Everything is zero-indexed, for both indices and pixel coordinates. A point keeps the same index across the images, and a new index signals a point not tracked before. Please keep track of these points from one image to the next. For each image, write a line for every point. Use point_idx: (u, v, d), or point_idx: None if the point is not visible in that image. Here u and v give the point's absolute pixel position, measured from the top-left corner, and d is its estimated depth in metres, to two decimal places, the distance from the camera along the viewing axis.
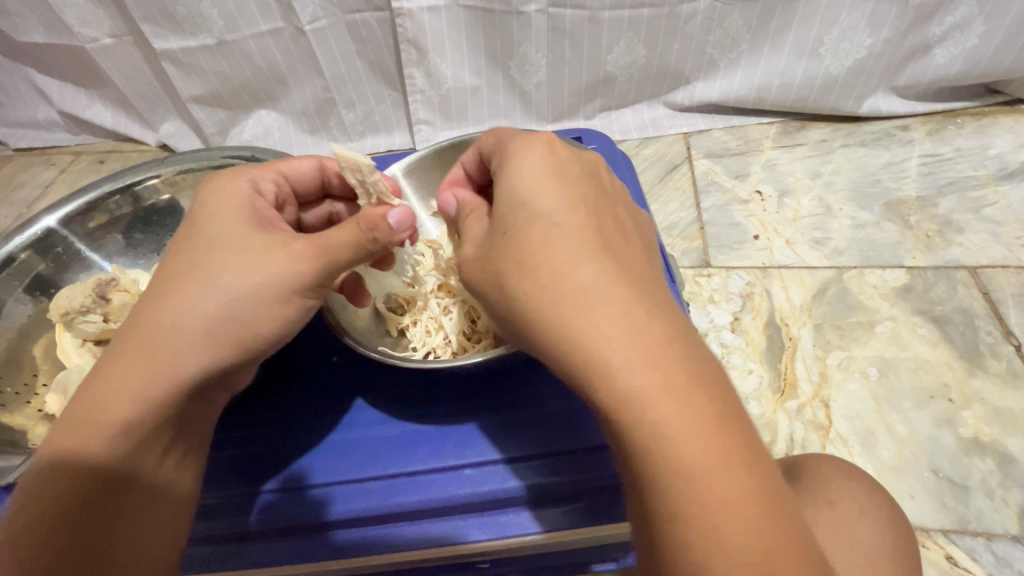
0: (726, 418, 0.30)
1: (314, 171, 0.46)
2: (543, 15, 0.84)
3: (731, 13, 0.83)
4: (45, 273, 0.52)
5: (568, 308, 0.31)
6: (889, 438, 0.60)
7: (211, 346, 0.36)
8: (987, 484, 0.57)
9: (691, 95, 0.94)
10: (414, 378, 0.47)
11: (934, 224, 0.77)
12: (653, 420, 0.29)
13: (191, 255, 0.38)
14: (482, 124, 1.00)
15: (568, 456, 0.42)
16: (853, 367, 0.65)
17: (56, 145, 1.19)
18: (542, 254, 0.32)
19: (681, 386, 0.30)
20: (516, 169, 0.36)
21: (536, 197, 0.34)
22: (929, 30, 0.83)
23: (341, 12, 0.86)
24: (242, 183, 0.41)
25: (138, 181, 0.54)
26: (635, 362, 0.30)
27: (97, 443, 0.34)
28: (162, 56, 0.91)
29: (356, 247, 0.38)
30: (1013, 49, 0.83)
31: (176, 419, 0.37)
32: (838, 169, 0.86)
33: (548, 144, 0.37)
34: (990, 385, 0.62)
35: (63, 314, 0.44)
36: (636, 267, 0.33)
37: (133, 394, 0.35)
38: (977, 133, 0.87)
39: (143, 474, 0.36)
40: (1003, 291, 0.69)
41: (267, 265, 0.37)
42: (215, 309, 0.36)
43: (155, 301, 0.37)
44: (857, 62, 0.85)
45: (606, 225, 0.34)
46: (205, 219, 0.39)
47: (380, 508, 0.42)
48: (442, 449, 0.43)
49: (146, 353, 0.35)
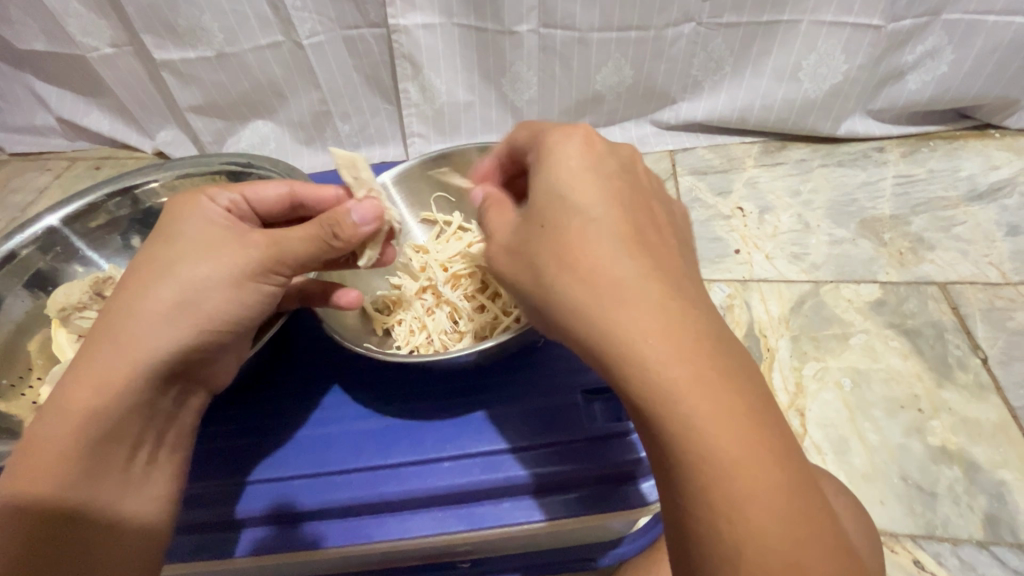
0: (757, 407, 0.29)
1: (280, 195, 0.44)
2: (534, 35, 0.87)
3: (714, 38, 0.87)
4: (45, 270, 0.53)
5: (604, 301, 0.30)
6: (860, 445, 0.62)
7: (174, 331, 0.37)
8: (954, 491, 0.59)
9: (676, 114, 0.97)
10: (395, 376, 0.48)
11: (906, 241, 0.80)
12: (686, 411, 0.28)
13: (155, 252, 0.39)
14: (475, 137, 1.02)
15: (548, 448, 0.44)
16: (828, 377, 0.67)
17: (52, 151, 1.20)
18: (579, 246, 0.32)
19: (711, 377, 0.29)
20: (549, 164, 0.35)
21: (573, 192, 0.33)
22: (901, 57, 0.87)
23: (339, 28, 0.90)
24: (199, 199, 0.41)
25: (138, 184, 0.56)
26: (670, 354, 0.29)
27: (68, 435, 0.35)
28: (162, 66, 0.94)
29: (318, 243, 0.39)
30: (980, 77, 0.87)
31: (144, 409, 0.38)
32: (817, 188, 0.89)
33: (587, 136, 0.36)
34: (958, 396, 0.65)
35: (60, 310, 0.45)
36: (671, 263, 0.32)
37: (101, 385, 0.36)
38: (949, 155, 0.91)
39: (114, 462, 0.37)
40: (972, 306, 0.72)
41: (225, 255, 0.38)
42: (176, 296, 0.37)
43: (121, 296, 0.38)
44: (834, 86, 0.89)
45: (642, 220, 0.33)
46: (171, 221, 0.40)
47: (361, 497, 0.43)
48: (422, 442, 0.45)
49: (111, 345, 0.37)
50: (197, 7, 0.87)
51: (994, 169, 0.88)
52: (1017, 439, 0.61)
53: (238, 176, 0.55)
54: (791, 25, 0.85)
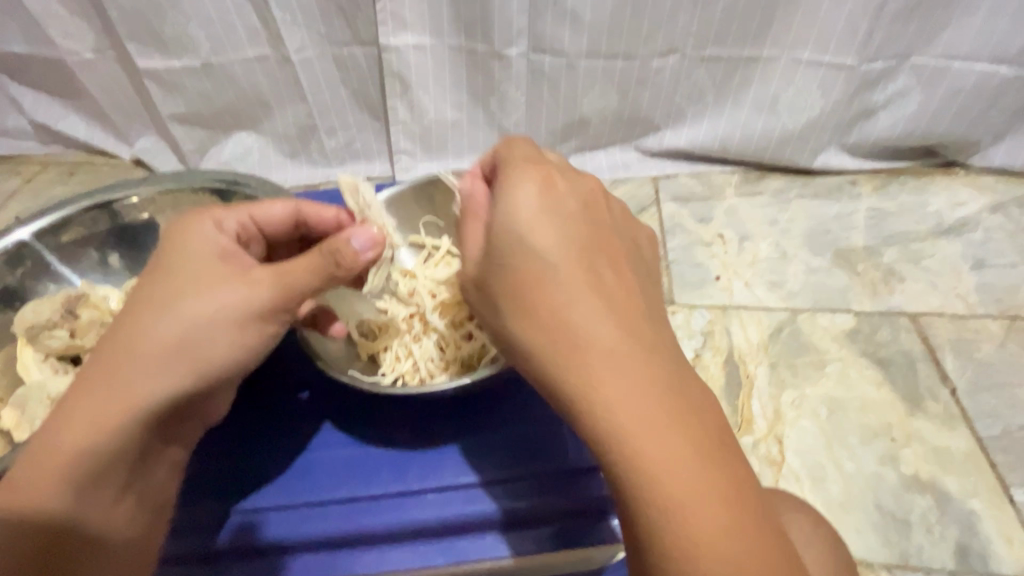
0: (712, 446, 0.30)
1: (287, 215, 0.44)
2: (523, 59, 0.89)
3: (697, 69, 0.90)
4: (13, 285, 0.51)
5: (558, 344, 0.31)
6: (837, 473, 0.63)
7: (173, 372, 0.36)
8: (927, 520, 0.60)
9: (660, 141, 0.99)
10: (379, 403, 0.47)
11: (879, 272, 0.82)
12: (636, 452, 0.29)
13: (154, 284, 0.37)
14: (461, 157, 1.02)
15: (534, 480, 0.44)
16: (805, 405, 0.68)
17: (22, 154, 1.16)
18: (533, 286, 0.32)
19: (662, 423, 0.29)
20: (507, 200, 0.34)
21: (529, 231, 0.33)
22: (874, 95, 0.91)
23: (329, 44, 0.91)
24: (203, 223, 0.40)
25: (117, 199, 0.54)
26: (619, 396, 0.30)
27: (54, 473, 0.33)
28: (145, 74, 0.93)
29: (322, 274, 0.38)
30: (946, 117, 0.91)
31: (139, 449, 0.36)
32: (794, 217, 0.92)
33: (541, 171, 0.35)
34: (929, 425, 0.66)
35: (28, 328, 0.43)
36: (625, 299, 0.32)
37: (94, 425, 0.34)
38: (917, 191, 0.95)
39: (107, 501, 0.35)
40: (940, 337, 0.74)
41: (228, 292, 0.37)
42: (175, 337, 0.36)
43: (119, 330, 0.36)
44: (811, 118, 0.92)
45: (598, 254, 0.33)
46: (170, 249, 0.39)
47: (341, 531, 0.42)
48: (405, 474, 0.44)
49: (106, 382, 0.35)
50: (184, 16, 0.87)
51: (959, 206, 0.92)
52: (984, 468, 0.63)
53: (222, 194, 0.54)
54: (770, 60, 0.88)
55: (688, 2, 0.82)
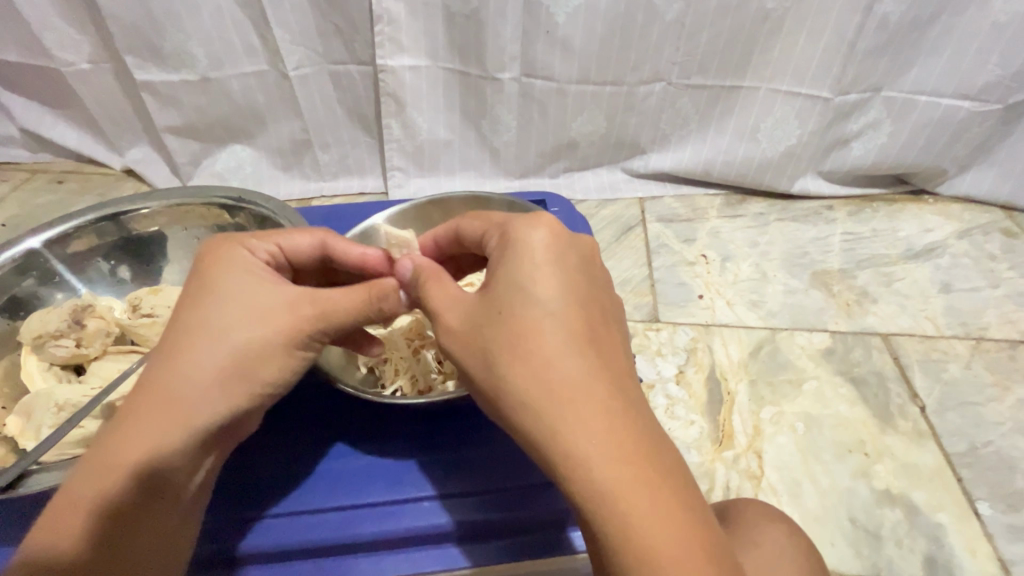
0: (694, 504, 0.31)
1: (314, 246, 0.44)
2: (515, 82, 0.92)
3: (682, 97, 0.94)
4: (21, 294, 0.52)
5: (554, 401, 0.32)
6: (813, 488, 0.65)
7: (223, 396, 0.38)
8: (897, 533, 0.62)
9: (646, 164, 1.03)
10: (378, 415, 0.49)
11: (853, 294, 0.86)
12: (625, 515, 0.30)
13: (198, 313, 0.39)
14: (453, 174, 1.05)
15: (529, 489, 0.45)
16: (783, 422, 0.71)
17: (10, 161, 1.16)
18: (532, 342, 0.33)
19: (650, 475, 0.30)
20: (514, 255, 0.36)
21: (533, 284, 0.35)
22: (847, 126, 0.96)
23: (326, 63, 0.93)
24: (242, 254, 0.41)
25: (128, 211, 0.55)
26: (610, 458, 0.30)
27: (107, 489, 0.35)
28: (142, 86, 0.94)
29: (361, 311, 0.41)
30: (915, 148, 0.96)
31: (189, 467, 0.38)
32: (773, 240, 0.95)
33: (551, 228, 0.37)
34: (900, 442, 0.69)
35: (34, 337, 0.44)
36: (618, 360, 0.34)
37: (150, 446, 0.36)
38: (889, 217, 0.99)
39: (157, 513, 0.37)
40: (910, 357, 0.78)
41: (275, 322, 0.39)
42: (225, 364, 0.38)
43: (168, 354, 0.38)
44: (788, 147, 0.97)
45: (594, 315, 0.35)
46: (212, 279, 0.40)
47: (338, 538, 0.43)
48: (405, 482, 0.45)
49: (166, 403, 0.37)
50: (184, 33, 0.88)
51: (928, 232, 0.96)
52: (951, 484, 0.66)
53: (231, 210, 0.55)
54: (751, 91, 0.93)
55: (673, 35, 0.87)
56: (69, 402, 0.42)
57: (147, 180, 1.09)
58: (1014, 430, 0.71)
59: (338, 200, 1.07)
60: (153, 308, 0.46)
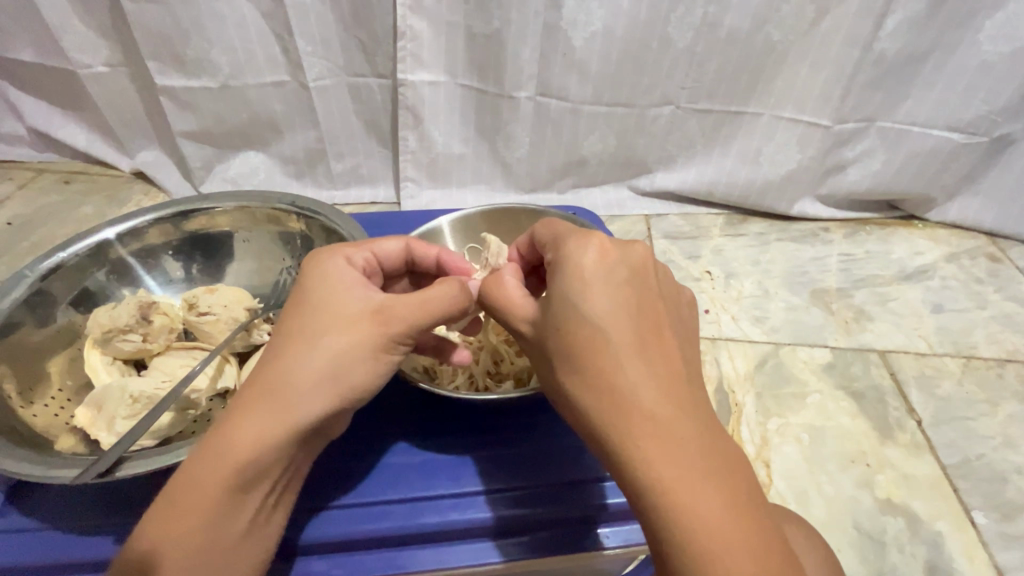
0: (754, 515, 0.31)
1: (399, 250, 0.49)
2: (531, 101, 0.95)
3: (689, 121, 0.99)
4: (92, 284, 0.56)
5: (607, 413, 0.33)
6: (819, 496, 0.68)
7: (318, 396, 0.39)
8: (899, 540, 0.65)
9: (652, 182, 1.06)
10: (435, 413, 0.52)
11: (850, 312, 0.90)
12: (686, 519, 0.31)
13: (301, 315, 0.41)
14: (465, 187, 1.07)
15: (574, 484, 0.47)
16: (789, 433, 0.74)
17: (15, 160, 1.15)
18: (586, 354, 0.34)
19: (704, 485, 0.31)
20: (566, 272, 0.37)
21: (586, 301, 0.35)
22: (844, 153, 1.01)
23: (346, 75, 0.95)
24: (341, 262, 0.43)
25: (194, 210, 0.59)
26: (666, 463, 0.31)
27: (216, 484, 0.36)
28: (162, 91, 0.95)
29: (449, 306, 0.43)
30: (906, 176, 1.02)
31: (285, 464, 0.39)
32: (774, 259, 1.00)
33: (600, 245, 0.37)
34: (899, 453, 0.72)
35: (104, 331, 0.47)
36: (672, 370, 0.34)
37: (256, 438, 0.37)
38: (882, 240, 1.04)
39: (244, 514, 0.38)
40: (906, 373, 0.82)
41: (365, 323, 0.41)
42: (323, 364, 0.39)
43: (270, 356, 0.40)
44: (789, 171, 1.01)
45: (646, 325, 0.35)
46: (313, 286, 0.42)
47: (401, 528, 0.45)
48: (461, 476, 0.48)
49: (261, 402, 0.38)
50: (208, 41, 0.90)
51: (918, 255, 1.02)
52: (948, 494, 0.69)
53: (293, 215, 0.59)
54: (754, 116, 0.98)
55: (684, 62, 0.91)
56: (145, 394, 0.44)
57: (158, 183, 1.10)
58: (1003, 444, 0.75)
59: (350, 209, 1.09)
60: (212, 305, 0.50)
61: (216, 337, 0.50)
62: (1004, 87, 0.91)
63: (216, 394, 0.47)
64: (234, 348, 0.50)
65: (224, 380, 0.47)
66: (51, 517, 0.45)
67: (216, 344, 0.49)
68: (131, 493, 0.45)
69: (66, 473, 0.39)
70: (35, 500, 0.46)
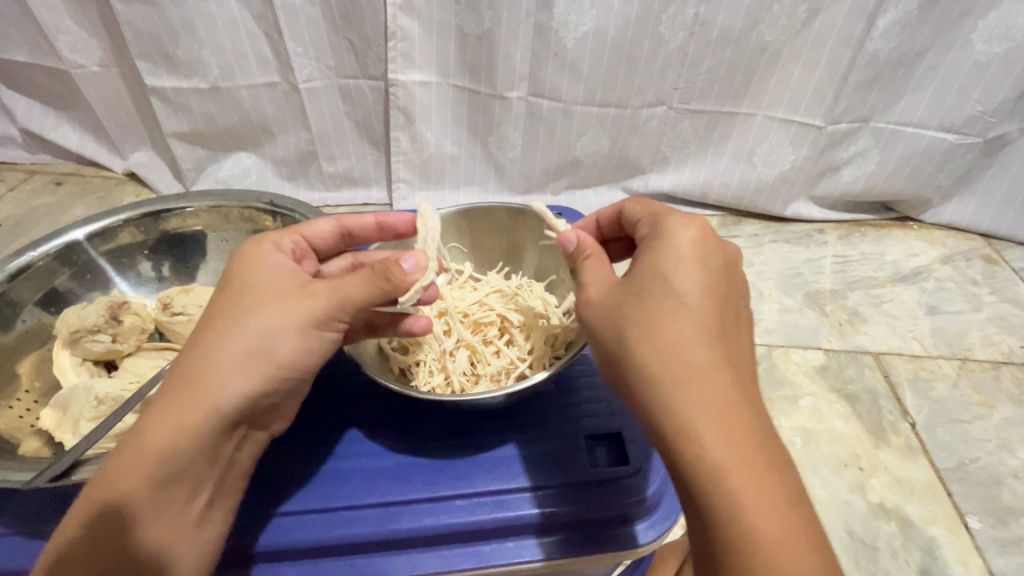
0: (791, 506, 0.33)
1: (330, 228, 0.51)
2: (523, 102, 0.95)
3: (682, 121, 0.98)
4: (61, 285, 0.55)
5: (676, 378, 0.35)
6: (810, 500, 0.67)
7: (240, 377, 0.39)
8: (892, 545, 0.64)
9: (646, 184, 1.06)
10: (412, 414, 0.51)
11: (844, 313, 0.89)
12: (733, 490, 0.33)
13: (225, 301, 0.41)
14: (458, 188, 1.07)
15: (553, 488, 0.46)
16: (780, 436, 0.73)
17: (8, 162, 1.15)
18: (665, 323, 0.36)
19: (751, 463, 0.33)
20: (666, 245, 0.39)
21: (678, 272, 0.38)
22: (838, 153, 1.00)
23: (337, 76, 0.95)
24: (267, 248, 0.44)
25: (168, 209, 0.58)
26: (722, 438, 0.33)
27: (140, 476, 0.37)
28: (152, 92, 0.94)
29: (369, 287, 0.41)
30: (901, 177, 1.01)
31: (212, 451, 0.39)
32: (768, 260, 0.99)
33: (702, 227, 0.40)
34: (893, 457, 0.72)
35: (72, 331, 0.46)
36: (743, 355, 0.37)
37: (175, 427, 0.38)
38: (877, 241, 1.04)
39: (177, 504, 0.38)
40: (900, 375, 0.81)
41: (286, 304, 0.41)
42: (246, 345, 0.39)
43: (193, 344, 0.40)
44: (783, 172, 1.01)
45: (727, 310, 0.38)
46: (239, 273, 0.43)
47: (375, 534, 0.45)
48: (437, 480, 0.47)
49: (186, 389, 0.38)
50: (199, 41, 0.89)
51: (914, 256, 1.01)
52: (942, 498, 0.68)
53: (267, 215, 0.59)
54: (748, 117, 0.97)
55: (676, 62, 0.90)
56: (110, 396, 0.44)
57: (149, 184, 1.09)
58: (999, 447, 0.74)
59: (342, 210, 1.08)
60: (185, 306, 0.49)
61: (188, 338, 0.50)
62: (999, 86, 0.90)
63: None
64: None
65: None
66: (27, 522, 0.44)
67: None
68: None
69: (22, 477, 0.39)
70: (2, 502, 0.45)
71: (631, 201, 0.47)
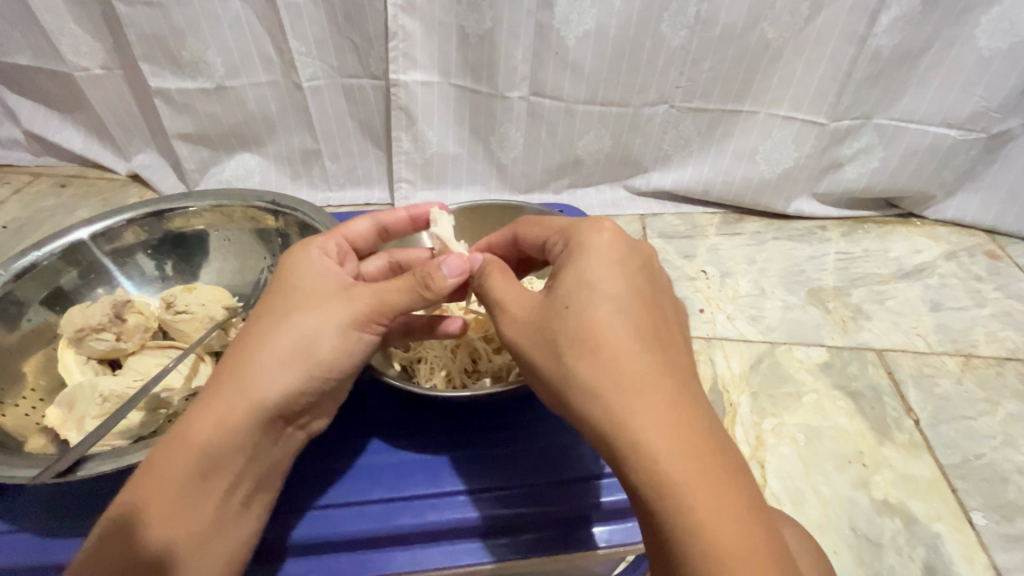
0: (746, 513, 0.32)
1: (369, 228, 0.52)
2: (524, 101, 0.95)
3: (684, 119, 0.98)
4: (65, 285, 0.56)
5: (620, 391, 0.34)
6: (815, 497, 0.67)
7: (282, 374, 0.40)
8: (897, 542, 0.64)
9: (648, 182, 1.06)
10: (415, 410, 0.51)
11: (848, 310, 0.89)
12: (687, 501, 0.31)
13: (272, 301, 0.42)
14: (460, 188, 1.07)
15: (556, 483, 0.46)
16: (784, 433, 0.73)
17: (13, 164, 1.16)
18: (601, 335, 0.36)
19: (704, 469, 0.32)
20: (584, 254, 0.40)
21: (600, 281, 0.38)
22: (841, 150, 1.00)
23: (340, 76, 0.95)
24: (315, 252, 0.45)
25: (172, 208, 0.59)
26: (671, 446, 0.32)
27: (180, 467, 0.37)
28: (156, 93, 0.95)
29: (414, 290, 0.42)
30: (904, 174, 1.00)
31: (250, 449, 0.39)
32: (770, 258, 0.99)
33: (615, 232, 0.41)
34: (897, 453, 0.71)
35: (77, 330, 0.47)
36: (680, 359, 0.36)
37: (217, 420, 0.38)
38: (880, 238, 1.03)
39: (214, 499, 0.38)
40: (904, 372, 0.80)
41: (329, 304, 0.42)
42: (290, 343, 0.40)
43: (239, 341, 0.41)
44: (786, 170, 1.00)
45: (655, 314, 0.38)
46: (285, 274, 0.44)
47: (378, 529, 0.45)
48: (440, 476, 0.47)
49: (229, 383, 0.39)
50: (202, 42, 0.90)
51: (918, 253, 1.00)
52: (947, 495, 0.68)
53: (270, 214, 0.59)
54: (750, 115, 0.97)
55: (678, 60, 0.90)
56: (114, 393, 0.45)
57: (153, 186, 1.09)
58: (1004, 444, 0.73)
59: (345, 210, 1.09)
60: (189, 304, 0.50)
61: (192, 336, 0.50)
62: (1003, 81, 0.90)
63: (190, 395, 0.46)
64: (210, 346, 0.50)
65: (198, 380, 0.47)
66: (33, 519, 0.45)
67: (191, 343, 0.49)
68: (107, 493, 0.46)
69: (28, 473, 0.39)
70: (9, 499, 0.46)
71: (524, 225, 0.48)
